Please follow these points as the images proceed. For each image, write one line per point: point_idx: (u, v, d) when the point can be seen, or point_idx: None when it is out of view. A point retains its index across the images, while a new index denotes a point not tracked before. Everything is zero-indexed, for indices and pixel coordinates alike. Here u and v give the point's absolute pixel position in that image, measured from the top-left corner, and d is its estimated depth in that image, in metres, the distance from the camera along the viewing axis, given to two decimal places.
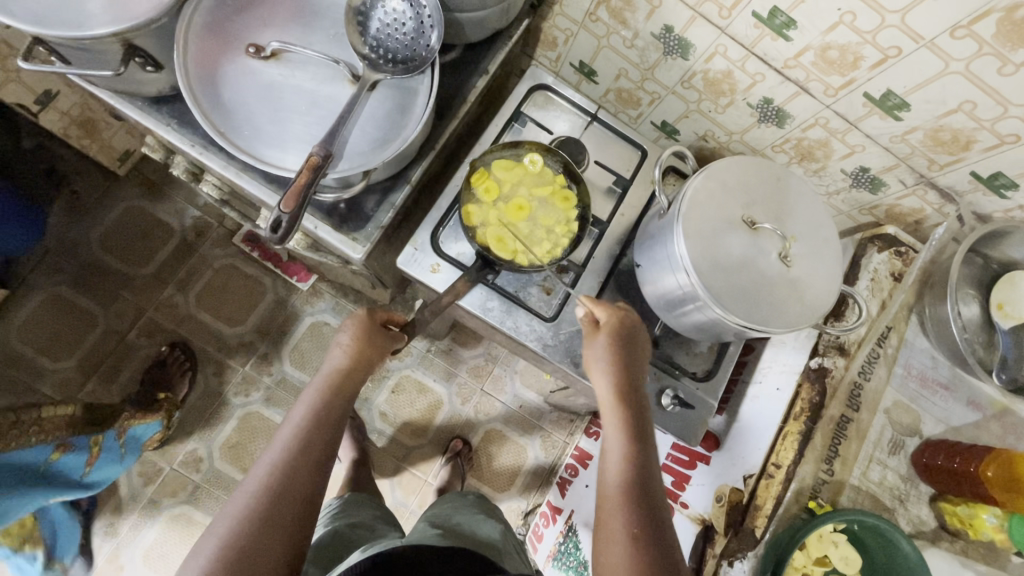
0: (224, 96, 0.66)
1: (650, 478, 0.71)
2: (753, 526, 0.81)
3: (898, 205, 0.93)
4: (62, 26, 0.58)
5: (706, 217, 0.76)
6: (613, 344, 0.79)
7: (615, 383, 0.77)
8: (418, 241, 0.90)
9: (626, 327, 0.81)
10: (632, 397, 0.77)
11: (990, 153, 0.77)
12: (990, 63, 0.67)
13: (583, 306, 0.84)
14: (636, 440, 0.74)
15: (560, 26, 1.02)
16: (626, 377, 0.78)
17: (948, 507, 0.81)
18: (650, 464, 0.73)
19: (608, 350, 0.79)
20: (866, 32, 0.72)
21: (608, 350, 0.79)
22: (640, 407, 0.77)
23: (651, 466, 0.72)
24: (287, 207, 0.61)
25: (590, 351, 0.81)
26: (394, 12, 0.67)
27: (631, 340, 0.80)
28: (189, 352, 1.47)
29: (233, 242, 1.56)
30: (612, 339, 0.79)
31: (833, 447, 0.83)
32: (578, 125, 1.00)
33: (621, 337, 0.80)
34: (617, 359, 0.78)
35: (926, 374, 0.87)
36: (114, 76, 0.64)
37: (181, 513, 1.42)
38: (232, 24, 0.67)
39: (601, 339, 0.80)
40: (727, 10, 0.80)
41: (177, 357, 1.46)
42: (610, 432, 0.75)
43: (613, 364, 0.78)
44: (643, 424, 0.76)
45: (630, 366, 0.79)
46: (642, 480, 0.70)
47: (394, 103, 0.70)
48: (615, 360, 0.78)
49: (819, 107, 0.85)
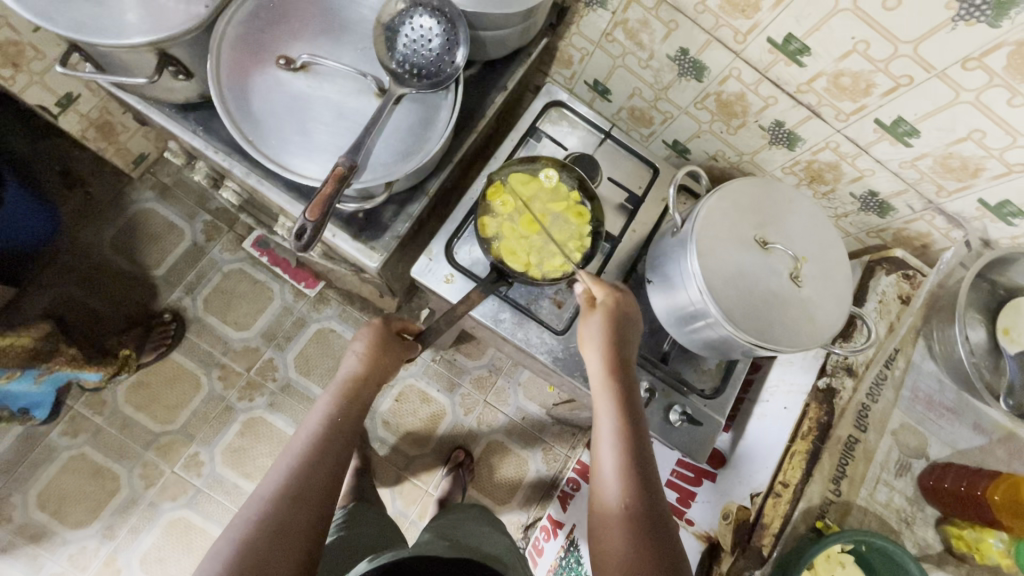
0: (253, 106, 0.67)
1: (645, 457, 0.72)
2: (760, 545, 0.80)
3: (906, 228, 0.95)
4: (100, 32, 0.60)
5: (720, 236, 0.78)
6: (607, 323, 0.80)
7: (608, 362, 0.78)
8: (433, 252, 0.91)
9: (621, 308, 0.82)
10: (626, 376, 0.78)
11: (998, 181, 0.78)
12: (1000, 94, 0.68)
13: (582, 284, 0.84)
14: (628, 417, 0.74)
15: (577, 45, 1.04)
16: (619, 356, 0.79)
17: (954, 530, 0.80)
18: (643, 439, 0.74)
19: (602, 328, 0.80)
20: (879, 60, 0.73)
21: (602, 329, 0.79)
22: (633, 385, 0.78)
23: (644, 445, 0.73)
24: (311, 215, 0.62)
25: (585, 329, 0.81)
26: (422, 29, 0.68)
27: (625, 321, 0.81)
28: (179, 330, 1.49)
29: (243, 246, 1.57)
30: (607, 318, 0.80)
31: (840, 468, 0.83)
32: (591, 142, 1.02)
33: (617, 316, 0.81)
34: (612, 340, 0.79)
35: (932, 397, 0.88)
36: (146, 83, 0.65)
37: (180, 517, 1.42)
38: (264, 36, 0.68)
39: (597, 317, 0.80)
40: (742, 35, 0.82)
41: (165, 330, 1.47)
42: (603, 410, 0.75)
43: (607, 343, 0.79)
44: (636, 402, 0.77)
45: (624, 346, 0.80)
46: (636, 456, 0.71)
47: (419, 116, 0.71)
48: (609, 339, 0.79)
49: (830, 131, 0.87)
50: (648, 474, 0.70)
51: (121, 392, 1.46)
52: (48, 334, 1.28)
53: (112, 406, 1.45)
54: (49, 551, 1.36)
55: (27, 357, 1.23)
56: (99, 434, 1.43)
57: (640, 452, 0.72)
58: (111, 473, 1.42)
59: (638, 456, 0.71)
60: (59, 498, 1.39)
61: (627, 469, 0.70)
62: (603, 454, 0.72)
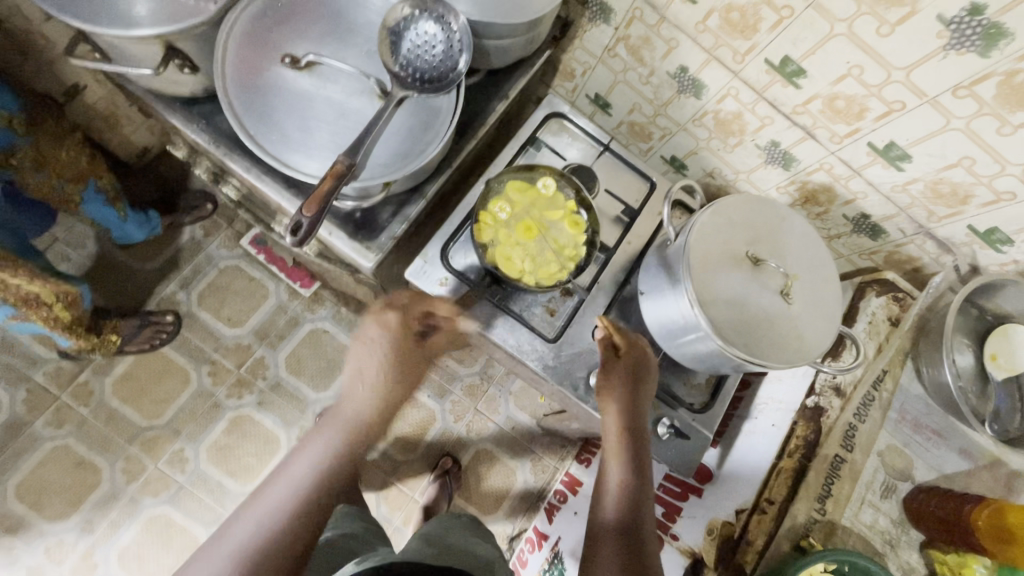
0: (255, 102, 0.68)
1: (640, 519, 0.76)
2: (742, 562, 0.80)
3: (897, 251, 0.96)
4: (113, 23, 0.61)
5: (711, 251, 0.78)
6: (626, 382, 0.80)
7: (621, 418, 0.79)
8: (429, 254, 0.92)
9: (640, 363, 0.82)
10: (637, 433, 0.80)
11: (987, 209, 0.80)
12: (989, 122, 0.70)
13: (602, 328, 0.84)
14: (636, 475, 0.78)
15: (579, 59, 1.06)
16: (632, 413, 0.80)
17: (937, 554, 0.81)
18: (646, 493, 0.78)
19: (621, 385, 0.80)
20: (873, 85, 0.75)
21: (620, 387, 0.80)
22: (643, 443, 0.80)
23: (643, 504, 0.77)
24: (308, 211, 0.63)
25: (602, 381, 0.81)
26: (426, 35, 0.69)
27: (644, 377, 0.81)
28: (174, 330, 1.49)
29: (240, 244, 1.58)
30: (626, 377, 0.81)
31: (826, 487, 0.83)
32: (590, 154, 1.03)
33: (636, 375, 0.81)
34: (628, 397, 0.80)
35: (919, 419, 0.88)
36: (151, 74, 0.66)
37: (161, 514, 1.40)
38: (271, 33, 0.69)
39: (617, 374, 0.81)
40: (741, 56, 0.84)
41: (159, 326, 1.46)
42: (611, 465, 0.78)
43: (623, 402, 0.79)
44: (647, 458, 0.80)
45: (638, 402, 0.80)
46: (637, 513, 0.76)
47: (420, 119, 0.72)
48: (625, 397, 0.80)
49: (824, 152, 0.89)
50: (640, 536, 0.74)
51: (109, 383, 1.45)
52: (63, 291, 1.14)
53: (98, 397, 1.44)
54: (25, 542, 1.34)
55: (22, 298, 1.06)
56: (84, 426, 1.42)
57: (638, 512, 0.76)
58: (93, 465, 1.40)
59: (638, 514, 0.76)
60: (39, 489, 1.37)
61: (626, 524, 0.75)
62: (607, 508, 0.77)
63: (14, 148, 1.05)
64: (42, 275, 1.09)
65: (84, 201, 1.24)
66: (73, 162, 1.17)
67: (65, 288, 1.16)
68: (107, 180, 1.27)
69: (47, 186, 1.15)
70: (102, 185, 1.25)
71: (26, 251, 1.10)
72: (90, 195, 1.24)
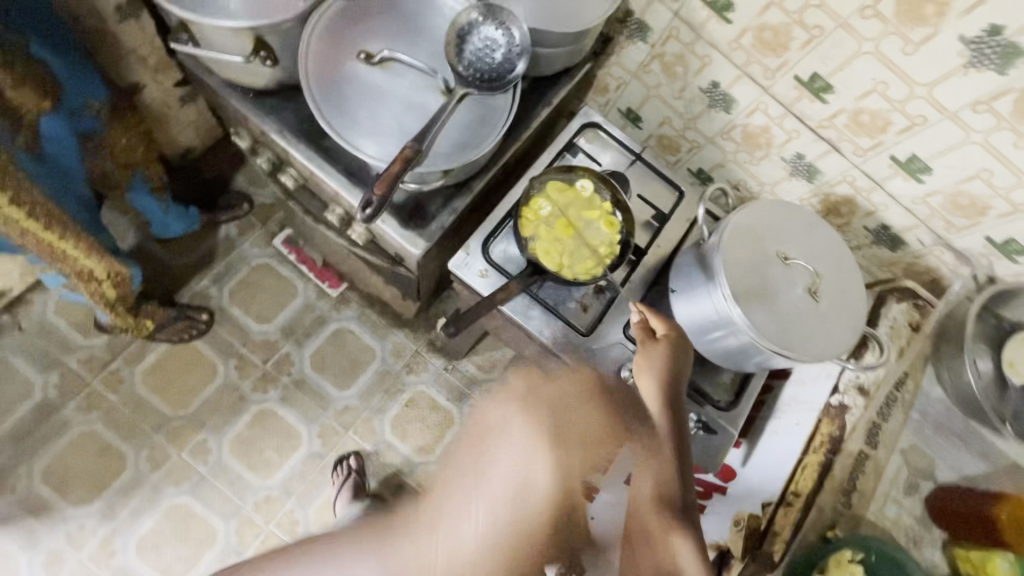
0: (332, 93, 0.74)
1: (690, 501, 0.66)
2: (771, 550, 0.83)
3: (916, 263, 1.00)
4: (213, 14, 0.68)
5: (743, 249, 0.83)
6: (667, 354, 0.78)
7: (662, 388, 0.73)
8: (470, 247, 0.97)
9: (679, 344, 0.81)
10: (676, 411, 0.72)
11: (1004, 220, 0.85)
12: (1006, 137, 0.76)
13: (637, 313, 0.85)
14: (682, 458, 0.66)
15: (614, 75, 1.13)
16: (672, 388, 0.74)
17: (960, 552, 0.83)
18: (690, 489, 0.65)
19: (663, 359, 0.77)
20: (896, 100, 0.81)
21: (662, 360, 0.77)
22: (685, 415, 0.72)
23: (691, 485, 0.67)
24: (378, 190, 0.68)
25: (643, 354, 0.78)
26: (489, 39, 0.76)
27: (683, 358, 0.80)
28: (208, 326, 1.53)
29: (273, 243, 1.63)
30: (668, 350, 0.79)
31: (851, 481, 0.86)
32: (623, 161, 1.09)
33: (677, 352, 0.80)
34: (668, 368, 0.76)
35: (940, 422, 0.92)
36: (241, 63, 0.73)
37: (181, 504, 1.42)
38: (348, 32, 0.76)
39: (659, 346, 0.79)
40: (771, 72, 0.90)
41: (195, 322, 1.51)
42: (657, 439, 0.68)
43: (665, 371, 0.75)
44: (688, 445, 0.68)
45: (677, 379, 0.76)
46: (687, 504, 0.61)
47: (478, 116, 0.78)
48: (667, 367, 0.76)
49: (848, 165, 0.94)
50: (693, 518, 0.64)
51: (139, 372, 1.49)
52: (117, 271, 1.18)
53: (128, 385, 1.47)
54: (47, 525, 1.36)
55: (73, 271, 1.10)
56: (111, 412, 1.45)
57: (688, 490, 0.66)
58: (118, 452, 1.43)
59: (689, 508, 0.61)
60: (65, 472, 1.39)
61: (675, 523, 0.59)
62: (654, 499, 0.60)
63: (93, 134, 1.10)
64: (105, 253, 1.13)
65: (131, 193, 1.28)
66: (131, 151, 1.23)
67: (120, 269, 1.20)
68: (156, 172, 1.32)
69: (102, 168, 1.16)
70: (149, 175, 1.30)
71: (95, 228, 1.14)
72: (138, 182, 1.27)
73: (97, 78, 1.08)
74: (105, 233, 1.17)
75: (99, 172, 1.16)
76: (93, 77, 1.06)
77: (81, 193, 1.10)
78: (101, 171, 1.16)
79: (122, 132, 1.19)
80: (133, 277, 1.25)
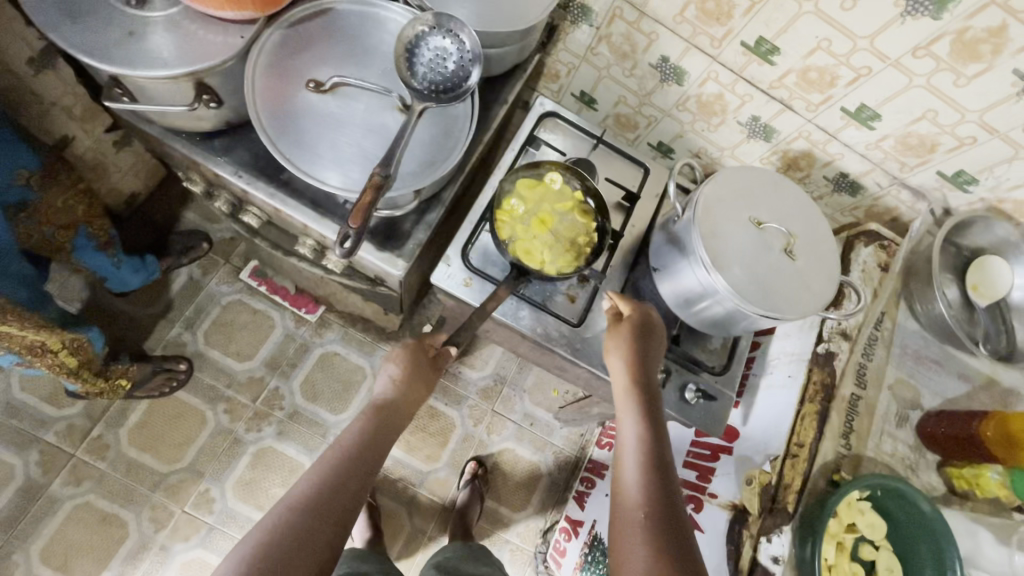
0: (285, 128, 0.72)
1: (666, 466, 0.74)
2: (785, 503, 0.87)
3: (876, 205, 1.05)
4: (146, 65, 0.64)
5: (718, 220, 0.85)
6: (632, 337, 0.85)
7: (630, 369, 0.83)
8: (450, 257, 0.96)
9: (645, 322, 0.87)
10: (645, 386, 0.82)
11: (953, 154, 0.89)
12: (947, 77, 0.79)
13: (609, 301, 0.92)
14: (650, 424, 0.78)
15: (563, 61, 1.12)
16: (641, 366, 0.83)
17: (954, 471, 0.89)
18: (664, 447, 0.76)
19: (629, 339, 0.85)
20: (841, 55, 0.83)
21: (629, 341, 0.85)
22: (653, 392, 0.82)
23: (665, 451, 0.76)
24: (354, 223, 0.67)
25: (612, 339, 0.87)
26: (439, 49, 0.74)
27: (650, 334, 0.86)
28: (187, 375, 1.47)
29: (240, 278, 1.58)
30: (631, 332, 0.85)
31: (848, 424, 0.91)
32: (585, 147, 1.09)
33: (641, 330, 0.86)
34: (635, 350, 0.84)
35: (919, 351, 0.97)
36: (186, 111, 0.69)
37: (194, 558, 1.38)
38: (292, 62, 0.73)
39: (624, 328, 0.86)
40: (718, 41, 0.91)
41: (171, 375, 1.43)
42: (625, 412, 0.80)
43: (631, 351, 0.84)
44: (657, 413, 0.80)
45: (646, 357, 0.84)
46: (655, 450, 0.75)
47: (439, 129, 0.77)
48: (631, 347, 0.84)
49: (802, 121, 0.97)
50: (668, 476, 0.73)
51: (124, 434, 1.43)
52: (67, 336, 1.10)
53: (115, 449, 1.42)
54: None
55: (20, 346, 1.03)
56: (103, 480, 1.39)
57: (661, 453, 0.75)
58: (119, 519, 1.38)
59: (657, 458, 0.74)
60: (65, 550, 1.34)
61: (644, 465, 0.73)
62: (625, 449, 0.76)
63: (27, 206, 1.02)
64: (52, 326, 1.06)
65: (75, 250, 1.19)
66: (68, 209, 1.12)
67: (75, 335, 1.13)
68: (101, 227, 1.22)
69: (37, 234, 1.07)
70: (93, 230, 1.20)
71: (36, 302, 1.03)
72: (81, 240, 1.18)
73: (30, 148, 1.03)
74: (51, 304, 1.06)
75: (35, 238, 1.07)
76: (19, 144, 1.00)
77: (23, 270, 1.01)
78: (40, 238, 1.08)
79: (59, 193, 1.10)
80: (92, 339, 1.18)
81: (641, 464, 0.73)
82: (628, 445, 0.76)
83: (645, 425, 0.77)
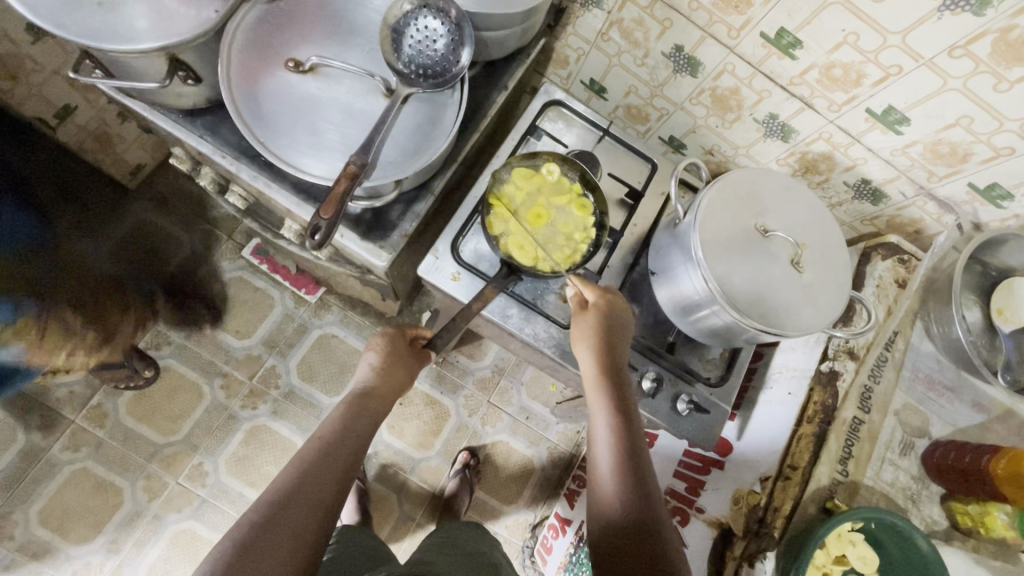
0: (264, 108, 0.70)
1: (640, 465, 0.71)
2: (772, 528, 0.82)
3: (899, 215, 0.98)
4: (112, 37, 0.61)
5: (721, 225, 0.80)
6: (597, 326, 0.79)
7: (599, 366, 0.78)
8: (439, 249, 0.92)
9: (612, 309, 0.82)
10: (615, 378, 0.78)
11: (986, 165, 0.81)
12: (986, 80, 0.71)
13: (573, 287, 0.85)
14: (621, 420, 0.74)
15: (572, 45, 1.06)
16: (608, 355, 0.79)
17: (958, 506, 0.84)
18: (638, 444, 0.73)
19: (593, 329, 0.80)
20: (869, 51, 0.76)
21: (593, 330, 0.80)
22: (625, 387, 0.78)
23: (641, 454, 0.72)
24: (326, 213, 0.63)
25: (576, 330, 0.81)
26: (428, 30, 0.70)
27: (618, 322, 0.81)
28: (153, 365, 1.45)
29: (243, 255, 1.57)
30: (597, 320, 0.80)
31: (846, 449, 0.86)
32: (590, 139, 1.03)
33: (608, 319, 0.81)
34: (602, 342, 0.79)
35: (932, 376, 0.91)
36: (158, 88, 0.68)
37: (186, 528, 1.40)
38: (274, 39, 0.71)
39: (589, 318, 0.81)
40: (736, 31, 0.84)
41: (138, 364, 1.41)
42: (597, 413, 0.76)
43: (597, 342, 0.79)
44: (629, 405, 0.76)
45: (613, 347, 0.79)
46: (630, 449, 0.72)
47: (425, 115, 0.74)
48: (598, 338, 0.79)
49: (823, 122, 0.90)
50: (645, 478, 0.70)
51: (123, 404, 1.45)
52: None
53: (113, 418, 1.44)
54: (52, 567, 1.34)
55: None
56: (101, 448, 1.42)
57: (636, 457, 0.72)
58: (114, 487, 1.40)
59: (633, 458, 0.71)
60: (62, 513, 1.37)
61: (620, 467, 0.70)
62: (598, 449, 0.73)
63: None
64: None
65: None
66: None
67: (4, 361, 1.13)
68: None
69: None
70: None
71: None
72: None
73: None
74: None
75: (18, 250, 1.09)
76: None
77: None
78: None
79: None
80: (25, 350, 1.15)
81: (615, 469, 0.70)
82: (601, 447, 0.73)
83: (617, 422, 0.74)
